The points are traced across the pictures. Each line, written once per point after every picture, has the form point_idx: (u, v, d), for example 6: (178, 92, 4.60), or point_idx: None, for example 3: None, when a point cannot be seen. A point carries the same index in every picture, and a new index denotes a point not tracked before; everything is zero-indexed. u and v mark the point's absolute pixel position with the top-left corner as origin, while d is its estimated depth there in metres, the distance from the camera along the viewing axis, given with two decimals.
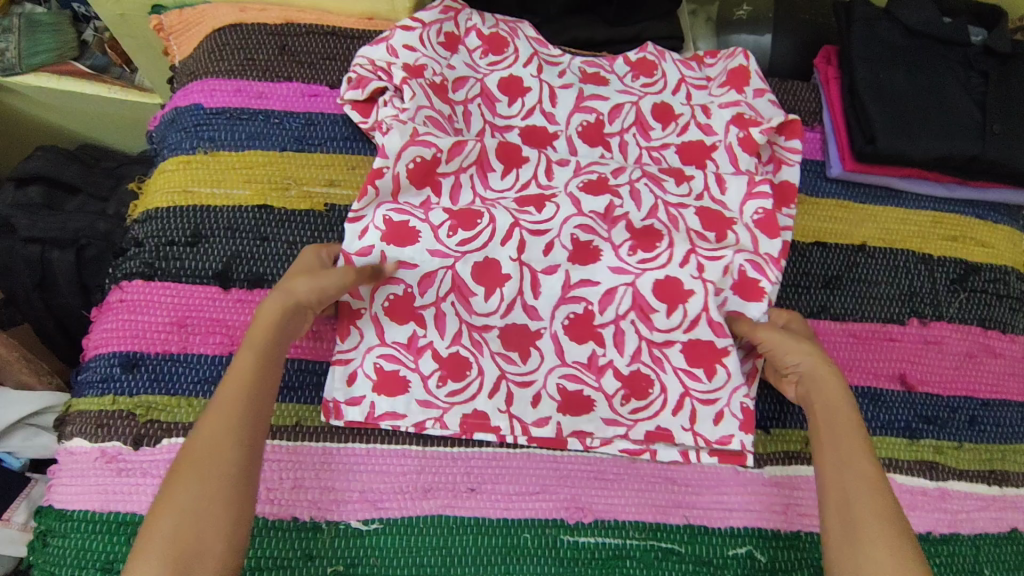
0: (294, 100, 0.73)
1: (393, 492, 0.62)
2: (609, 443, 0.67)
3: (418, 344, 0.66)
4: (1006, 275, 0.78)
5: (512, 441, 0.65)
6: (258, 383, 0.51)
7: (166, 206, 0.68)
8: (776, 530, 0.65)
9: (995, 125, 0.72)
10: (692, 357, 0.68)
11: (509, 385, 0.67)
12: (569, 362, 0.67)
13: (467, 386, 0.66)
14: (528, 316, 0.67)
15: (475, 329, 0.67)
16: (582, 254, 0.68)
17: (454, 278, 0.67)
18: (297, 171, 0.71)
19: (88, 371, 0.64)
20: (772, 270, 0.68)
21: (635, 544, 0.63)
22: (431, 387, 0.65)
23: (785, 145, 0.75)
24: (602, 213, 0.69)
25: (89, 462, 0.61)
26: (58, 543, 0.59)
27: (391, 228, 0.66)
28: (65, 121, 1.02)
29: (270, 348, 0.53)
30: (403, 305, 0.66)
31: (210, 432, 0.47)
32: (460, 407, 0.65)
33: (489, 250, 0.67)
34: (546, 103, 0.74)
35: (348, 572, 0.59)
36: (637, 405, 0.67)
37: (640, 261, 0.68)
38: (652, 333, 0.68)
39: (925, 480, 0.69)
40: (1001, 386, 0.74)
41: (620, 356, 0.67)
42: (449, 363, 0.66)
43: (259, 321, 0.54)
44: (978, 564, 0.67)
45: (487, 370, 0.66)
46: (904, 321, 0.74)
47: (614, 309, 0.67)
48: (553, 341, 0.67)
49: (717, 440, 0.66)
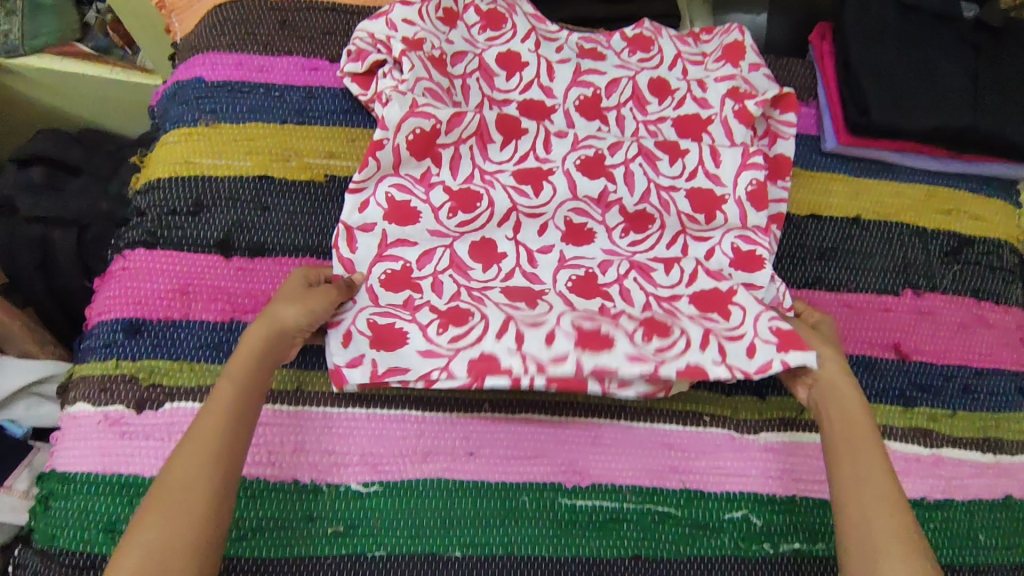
0: (294, 75, 0.74)
1: (393, 455, 0.63)
2: (629, 386, 0.64)
3: (415, 302, 0.65)
4: (1000, 248, 0.79)
5: (527, 381, 0.60)
6: (236, 412, 0.53)
7: (169, 176, 0.69)
8: (772, 494, 0.66)
9: (986, 98, 0.73)
10: (703, 304, 0.66)
11: (518, 325, 0.62)
12: (580, 312, 0.65)
13: (470, 331, 0.62)
14: (529, 281, 0.67)
15: (476, 289, 0.66)
16: (576, 236, 0.69)
17: (453, 256, 0.67)
18: (298, 143, 0.71)
19: (91, 338, 0.65)
20: (765, 238, 0.70)
21: (632, 507, 0.64)
22: (431, 335, 0.63)
23: (780, 119, 0.76)
24: (596, 198, 0.69)
25: (92, 426, 0.61)
26: (60, 505, 0.60)
27: (393, 206, 0.67)
28: (61, 105, 1.03)
29: (250, 378, 0.55)
30: (402, 277, 0.66)
31: (184, 462, 0.50)
32: (466, 352, 0.62)
33: (487, 232, 0.68)
34: (543, 78, 0.75)
35: (348, 533, 0.60)
36: (660, 343, 0.63)
37: (631, 243, 0.70)
38: (657, 289, 0.67)
39: (920, 447, 0.70)
40: (994, 356, 0.75)
41: (631, 308, 0.66)
42: (450, 314, 0.64)
43: (243, 349, 0.57)
44: (972, 529, 0.68)
45: (492, 316, 0.63)
46: (898, 292, 0.75)
47: (615, 270, 0.68)
48: (560, 297, 0.66)
49: (756, 370, 0.62)
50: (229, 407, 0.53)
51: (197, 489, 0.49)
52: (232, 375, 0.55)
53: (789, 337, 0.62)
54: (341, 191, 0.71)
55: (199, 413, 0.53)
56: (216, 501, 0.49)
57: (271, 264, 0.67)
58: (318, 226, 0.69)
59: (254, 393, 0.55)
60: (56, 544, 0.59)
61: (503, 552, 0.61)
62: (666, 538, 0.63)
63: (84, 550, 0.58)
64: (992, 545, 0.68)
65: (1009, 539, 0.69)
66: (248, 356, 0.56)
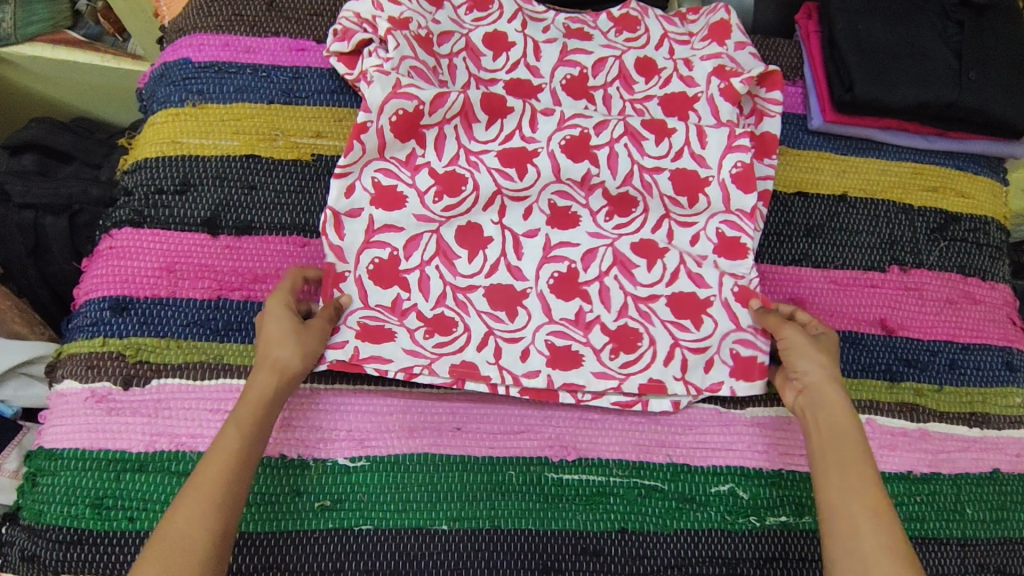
0: (281, 55, 0.74)
1: (380, 431, 0.63)
2: (600, 396, 0.66)
3: (402, 306, 0.66)
4: (987, 225, 0.79)
5: (503, 392, 0.65)
6: (237, 459, 0.53)
7: (155, 156, 0.69)
8: (759, 468, 0.66)
9: (971, 72, 0.73)
10: (678, 310, 0.68)
11: (496, 340, 0.66)
12: (557, 319, 0.67)
13: (455, 340, 0.65)
14: (512, 276, 0.67)
15: (460, 290, 0.67)
16: (561, 220, 0.69)
17: (439, 242, 0.67)
18: (286, 123, 0.72)
19: (79, 316, 0.65)
20: (749, 224, 0.70)
21: (619, 481, 0.64)
22: (418, 338, 0.65)
23: (765, 96, 0.76)
24: (579, 180, 0.69)
25: (79, 403, 0.62)
26: (48, 480, 0.60)
27: (379, 191, 0.67)
28: (47, 91, 1.02)
29: (254, 427, 0.54)
30: (390, 269, 0.66)
31: (185, 513, 0.49)
32: (448, 357, 0.65)
33: (473, 216, 0.68)
34: (530, 57, 0.75)
35: (335, 507, 0.61)
36: (627, 358, 0.67)
37: (617, 226, 0.70)
38: (636, 289, 0.68)
39: (907, 421, 0.70)
40: (981, 331, 0.75)
41: (607, 312, 0.67)
42: (435, 322, 0.66)
43: (249, 396, 0.56)
44: (959, 502, 0.68)
45: (474, 327, 0.66)
46: (884, 268, 0.75)
47: (597, 267, 0.68)
48: (539, 300, 0.67)
49: (707, 388, 0.67)
50: (230, 457, 0.52)
51: (195, 547, 0.48)
52: (237, 424, 0.54)
53: (744, 364, 0.67)
54: (328, 169, 0.71)
55: (202, 462, 0.53)
56: (215, 557, 0.49)
57: (259, 243, 0.67)
58: (305, 205, 0.70)
59: (258, 442, 0.54)
60: (43, 520, 0.59)
61: (489, 526, 0.62)
62: (652, 512, 0.64)
63: (71, 526, 0.59)
64: (980, 518, 0.68)
65: (996, 513, 0.69)
66: (252, 404, 0.55)
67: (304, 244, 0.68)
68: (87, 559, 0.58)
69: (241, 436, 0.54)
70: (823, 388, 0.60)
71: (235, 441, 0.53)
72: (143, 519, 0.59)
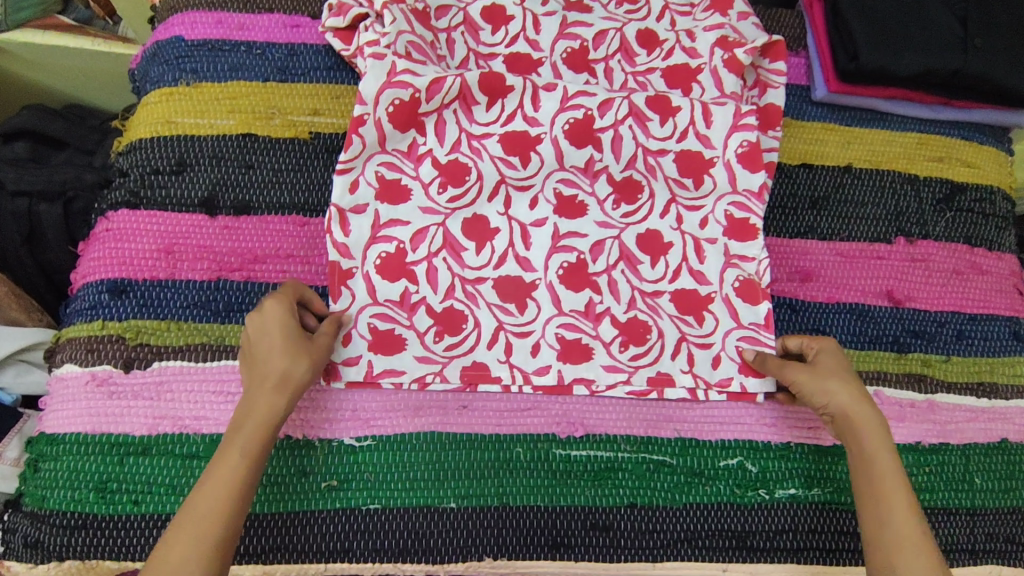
0: (276, 32, 0.73)
1: (385, 410, 0.63)
2: (613, 388, 0.65)
3: (411, 300, 0.64)
4: (992, 195, 0.78)
5: (516, 390, 0.64)
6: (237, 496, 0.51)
7: (149, 136, 0.68)
8: (767, 442, 0.66)
9: (976, 40, 0.73)
10: (682, 305, 0.67)
11: (507, 336, 0.65)
12: (568, 311, 0.66)
13: (465, 339, 0.64)
14: (522, 269, 0.66)
15: (469, 282, 0.65)
16: (568, 209, 0.68)
17: (446, 235, 0.66)
18: (283, 101, 0.70)
19: (77, 300, 0.64)
20: (756, 206, 0.69)
21: (627, 457, 0.64)
22: (428, 343, 0.64)
23: (769, 67, 0.75)
24: (583, 167, 0.68)
25: (80, 386, 0.61)
26: (50, 466, 0.60)
27: (383, 185, 0.66)
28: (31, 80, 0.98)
29: (256, 449, 0.53)
30: (396, 262, 0.65)
31: (180, 553, 0.48)
32: (458, 360, 0.64)
33: (478, 207, 0.67)
34: (529, 31, 0.73)
35: (343, 487, 0.60)
36: (636, 351, 0.66)
37: (624, 214, 0.68)
38: (643, 284, 0.67)
39: (914, 392, 0.70)
40: (988, 301, 0.75)
41: (617, 304, 0.67)
42: (445, 319, 0.65)
43: (251, 414, 0.54)
44: (969, 472, 0.68)
45: (484, 322, 0.65)
46: (891, 240, 0.74)
47: (605, 259, 0.67)
48: (549, 291, 0.66)
49: (717, 382, 0.66)
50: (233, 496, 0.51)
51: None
52: (241, 449, 0.52)
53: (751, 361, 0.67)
54: (327, 149, 0.70)
55: (199, 486, 0.51)
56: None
57: (257, 223, 0.66)
58: (304, 184, 0.68)
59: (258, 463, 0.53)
60: (46, 506, 0.59)
61: (498, 503, 0.62)
62: (661, 486, 0.64)
63: (75, 510, 0.59)
64: (989, 488, 0.68)
65: (1005, 483, 0.69)
66: (254, 425, 0.53)
67: (304, 223, 0.67)
68: (94, 543, 0.58)
69: (243, 467, 0.52)
70: (855, 415, 0.58)
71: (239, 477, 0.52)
72: (150, 501, 0.59)
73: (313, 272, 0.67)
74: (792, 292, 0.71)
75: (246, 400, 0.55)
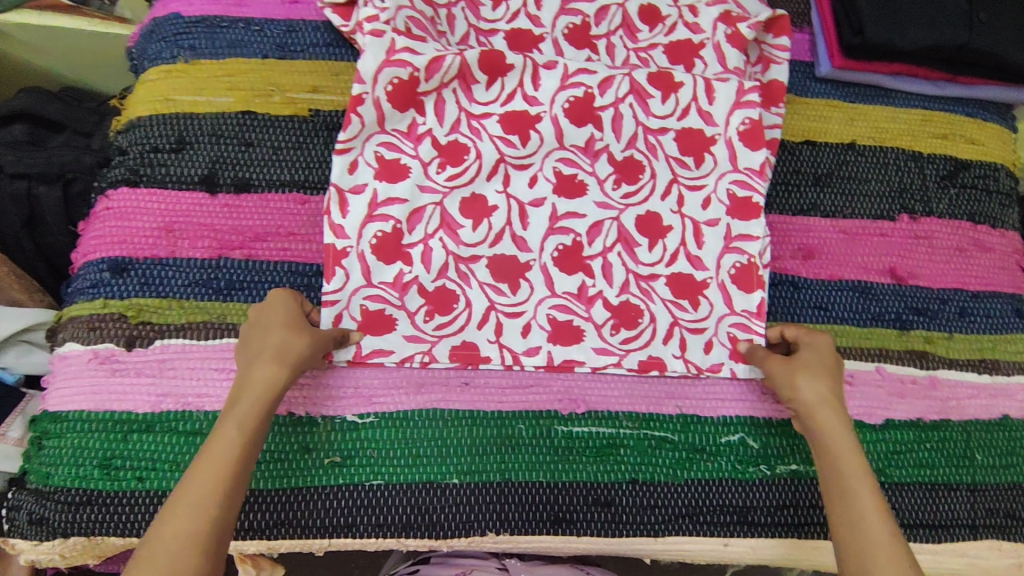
0: (275, 8, 0.72)
1: (387, 387, 0.63)
2: (615, 365, 0.65)
3: (405, 280, 0.64)
4: (996, 172, 0.78)
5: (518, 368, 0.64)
6: (231, 472, 0.50)
7: (148, 115, 0.67)
8: (769, 418, 0.66)
9: (982, 14, 0.72)
10: (678, 290, 0.67)
11: (497, 316, 0.65)
12: (560, 293, 0.66)
13: (455, 319, 0.64)
14: (517, 248, 0.66)
15: (463, 261, 0.65)
16: (568, 188, 0.67)
17: (443, 215, 0.65)
18: (281, 77, 0.69)
19: (78, 279, 0.64)
20: (759, 183, 0.68)
21: (629, 433, 0.64)
22: (418, 322, 0.64)
23: (773, 42, 0.74)
24: (584, 147, 0.68)
25: (82, 364, 0.61)
26: (54, 444, 0.60)
27: (382, 164, 0.65)
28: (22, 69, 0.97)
29: (254, 426, 0.52)
30: (390, 244, 0.64)
31: (178, 529, 0.47)
32: (448, 339, 0.64)
33: (476, 186, 0.66)
34: (530, 6, 0.72)
35: (345, 463, 0.61)
36: (628, 334, 0.66)
37: (625, 194, 0.68)
38: (637, 267, 0.67)
39: (916, 368, 0.70)
40: (991, 278, 0.74)
41: (609, 288, 0.66)
42: (436, 298, 0.64)
43: (252, 385, 0.53)
44: (970, 448, 0.68)
45: (475, 302, 0.65)
46: (894, 217, 0.74)
47: (601, 242, 0.67)
48: (542, 273, 0.66)
49: (708, 367, 0.66)
50: (232, 460, 0.50)
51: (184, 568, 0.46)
52: (237, 422, 0.52)
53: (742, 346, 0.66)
54: (328, 126, 0.69)
55: (198, 458, 0.50)
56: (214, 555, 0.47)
57: (258, 200, 0.66)
58: (304, 161, 0.68)
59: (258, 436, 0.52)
60: (51, 483, 0.59)
61: (501, 479, 0.62)
62: (662, 463, 0.64)
63: (81, 487, 0.59)
64: (990, 464, 0.68)
65: (1006, 458, 0.69)
66: (253, 398, 0.53)
67: (304, 202, 0.67)
68: (99, 519, 0.59)
69: (240, 438, 0.51)
70: (815, 410, 0.57)
71: (233, 446, 0.51)
72: (154, 478, 0.59)
73: (314, 250, 0.66)
74: (794, 269, 0.71)
75: (240, 377, 0.55)
